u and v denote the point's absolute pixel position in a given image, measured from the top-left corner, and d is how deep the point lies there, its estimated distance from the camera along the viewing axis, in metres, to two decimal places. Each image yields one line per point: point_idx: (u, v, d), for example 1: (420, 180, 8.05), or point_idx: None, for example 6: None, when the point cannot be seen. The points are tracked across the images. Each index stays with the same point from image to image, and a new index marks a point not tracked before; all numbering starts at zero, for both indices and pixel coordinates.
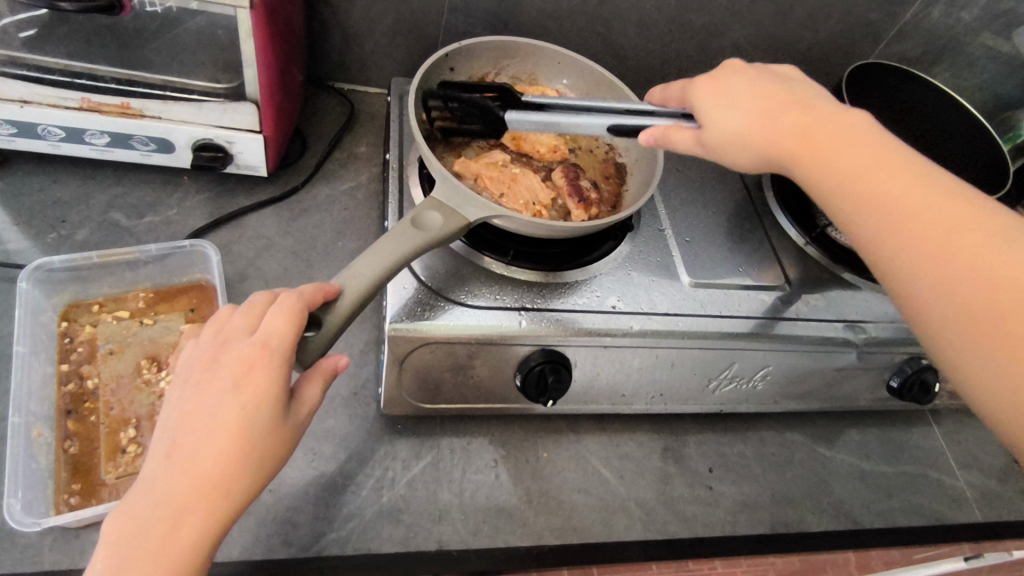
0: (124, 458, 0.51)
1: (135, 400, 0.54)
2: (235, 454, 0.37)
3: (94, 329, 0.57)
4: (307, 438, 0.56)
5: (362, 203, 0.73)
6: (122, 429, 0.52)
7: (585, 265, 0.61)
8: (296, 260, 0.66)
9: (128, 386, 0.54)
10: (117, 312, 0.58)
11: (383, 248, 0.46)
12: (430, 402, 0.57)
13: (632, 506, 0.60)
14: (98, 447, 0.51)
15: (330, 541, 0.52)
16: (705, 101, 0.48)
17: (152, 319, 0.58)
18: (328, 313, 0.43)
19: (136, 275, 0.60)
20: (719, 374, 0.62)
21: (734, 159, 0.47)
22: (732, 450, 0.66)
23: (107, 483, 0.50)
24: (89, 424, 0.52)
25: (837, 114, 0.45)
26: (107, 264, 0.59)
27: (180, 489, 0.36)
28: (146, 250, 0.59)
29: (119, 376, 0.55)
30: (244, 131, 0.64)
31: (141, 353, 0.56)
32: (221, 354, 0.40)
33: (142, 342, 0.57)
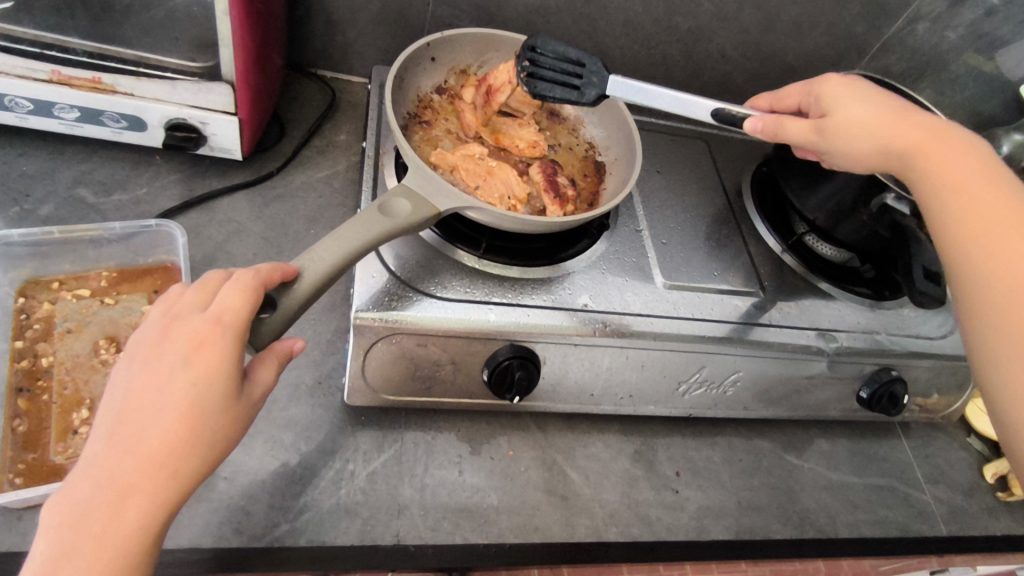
0: (76, 440, 0.49)
1: (91, 382, 0.52)
2: (183, 433, 0.36)
3: (51, 306, 0.55)
4: (267, 426, 0.55)
5: (338, 191, 0.72)
6: (74, 410, 0.51)
7: (559, 262, 0.61)
8: (267, 245, 0.65)
9: (84, 367, 0.53)
10: (77, 290, 0.57)
11: (347, 234, 0.45)
12: (394, 394, 0.56)
13: (596, 508, 0.59)
14: (48, 427, 0.50)
15: (284, 532, 0.51)
16: (838, 94, 0.53)
17: (114, 299, 0.57)
18: (284, 296, 0.43)
19: (99, 253, 0.59)
20: (689, 378, 0.62)
21: (849, 148, 0.51)
22: (700, 455, 0.66)
23: (56, 464, 0.48)
24: (41, 405, 0.50)
25: (961, 135, 0.49)
26: (69, 241, 0.58)
27: (121, 469, 0.35)
28: (110, 228, 0.58)
29: (76, 356, 0.53)
30: (218, 112, 0.63)
31: (101, 334, 0.55)
32: (174, 328, 0.39)
33: (102, 322, 0.55)
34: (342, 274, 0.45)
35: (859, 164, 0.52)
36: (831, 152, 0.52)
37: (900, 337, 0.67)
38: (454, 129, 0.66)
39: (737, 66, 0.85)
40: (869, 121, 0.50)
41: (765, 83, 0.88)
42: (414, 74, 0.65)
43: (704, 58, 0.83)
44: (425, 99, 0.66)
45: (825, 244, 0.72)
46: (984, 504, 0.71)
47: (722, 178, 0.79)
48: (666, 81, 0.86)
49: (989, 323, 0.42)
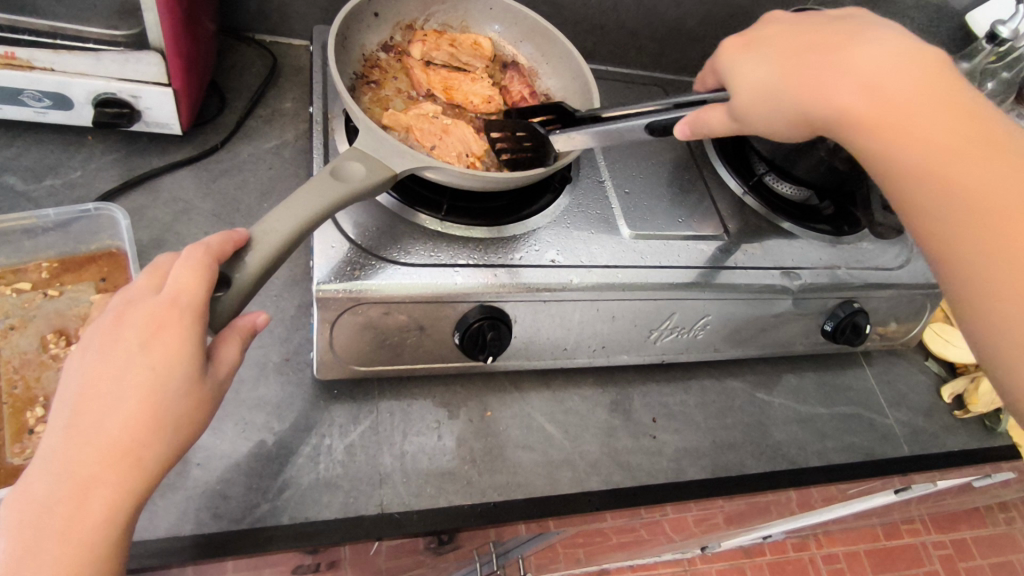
0: (33, 439, 0.47)
1: (43, 379, 0.50)
2: (144, 419, 0.35)
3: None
4: (237, 409, 0.54)
5: (289, 161, 0.69)
6: (28, 409, 0.48)
7: (522, 219, 0.60)
8: (219, 224, 0.62)
9: (34, 364, 0.50)
10: (16, 285, 0.54)
11: (301, 202, 0.43)
12: (366, 364, 0.55)
13: (577, 460, 0.60)
14: (2, 428, 0.47)
15: (265, 512, 0.50)
16: (733, 59, 0.49)
17: (58, 291, 0.54)
18: (235, 275, 0.41)
19: (36, 243, 0.56)
20: (660, 325, 0.62)
21: (767, 119, 0.46)
22: (674, 399, 0.67)
23: (14, 466, 0.46)
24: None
25: (883, 56, 0.42)
26: (1, 232, 0.54)
27: (82, 460, 0.33)
28: (45, 215, 0.54)
29: (24, 354, 0.50)
30: (150, 83, 0.59)
31: (48, 329, 0.52)
32: (128, 314, 0.37)
33: (47, 317, 0.53)
34: (298, 244, 0.43)
35: (784, 134, 0.46)
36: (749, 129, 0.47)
37: (860, 270, 0.68)
38: (404, 88, 0.63)
39: (690, 8, 0.83)
40: (772, 86, 0.45)
41: (719, 24, 0.86)
42: (358, 31, 0.61)
43: (655, 2, 0.81)
44: (372, 57, 0.63)
45: (784, 184, 0.72)
46: (942, 422, 0.74)
47: None
48: (620, 27, 0.84)
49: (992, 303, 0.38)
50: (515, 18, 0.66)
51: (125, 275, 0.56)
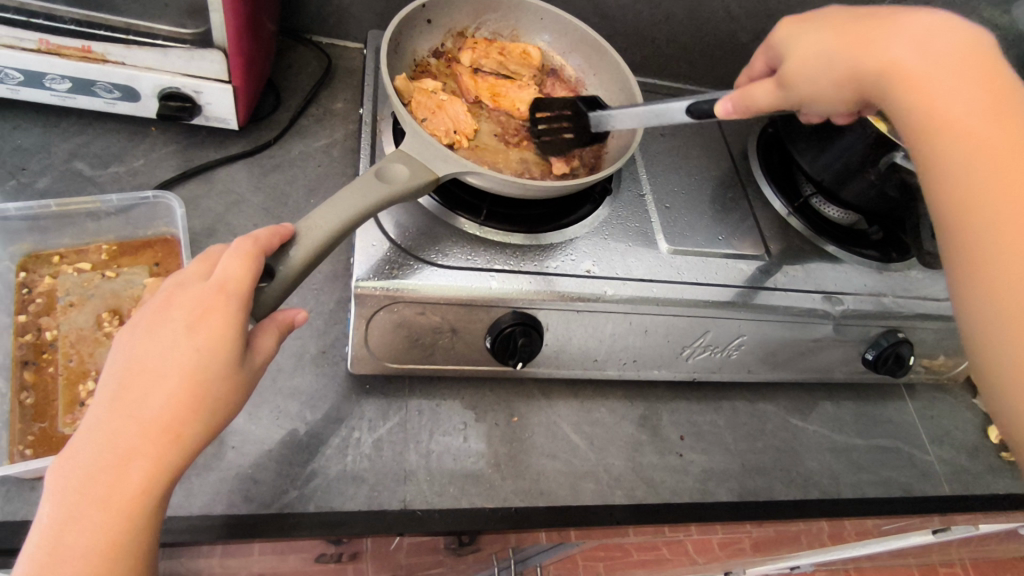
0: (83, 411, 0.50)
1: (95, 356, 0.52)
2: (186, 399, 0.36)
3: (52, 279, 0.56)
4: (273, 396, 0.56)
5: (337, 159, 0.71)
6: (81, 382, 0.51)
7: (561, 228, 0.60)
8: (267, 217, 0.65)
9: (88, 341, 0.53)
10: (78, 264, 0.57)
11: (343, 202, 0.44)
12: (398, 361, 0.56)
13: (601, 472, 0.59)
14: (56, 398, 0.50)
15: (293, 499, 0.51)
16: (785, 34, 0.48)
17: (115, 272, 0.57)
18: (280, 270, 0.42)
19: (98, 227, 0.59)
20: (693, 342, 0.61)
21: (814, 96, 0.46)
22: (704, 419, 0.66)
23: (66, 435, 0.49)
24: (46, 379, 0.51)
25: (947, 22, 0.41)
26: (65, 215, 0.57)
27: (125, 433, 0.35)
28: (107, 199, 0.57)
29: (79, 331, 0.53)
30: (212, 80, 0.62)
31: (102, 309, 0.55)
32: (176, 296, 0.39)
33: (103, 297, 0.55)
34: (337, 243, 0.44)
35: (835, 102, 0.46)
36: (802, 104, 0.47)
37: (908, 298, 0.65)
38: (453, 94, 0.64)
39: (745, 25, 0.83)
40: (825, 54, 0.44)
41: None
42: (411, 37, 0.63)
43: (709, 17, 0.81)
44: (423, 62, 0.64)
45: (832, 207, 0.71)
46: (988, 464, 0.71)
47: (729, 140, 0.77)
48: (672, 42, 0.83)
49: (995, 266, 0.37)
50: (567, 31, 0.67)
51: (176, 262, 0.59)
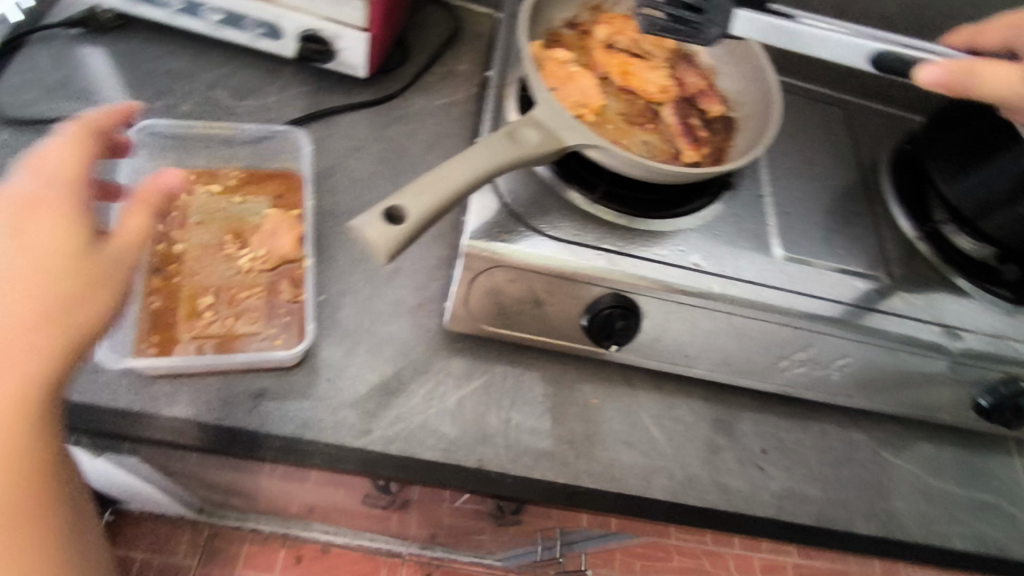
0: (200, 322, 0.54)
1: (216, 273, 0.57)
2: (29, 279, 0.39)
3: (187, 196, 0.60)
4: (370, 338, 0.57)
5: (454, 120, 0.72)
6: (201, 295, 0.55)
7: (674, 218, 0.58)
8: (383, 168, 0.67)
9: (212, 259, 0.57)
10: (210, 186, 0.61)
11: (474, 157, 0.43)
12: (492, 325, 0.57)
13: (675, 469, 0.58)
14: (179, 307, 0.54)
15: (377, 439, 0.53)
16: None
17: (241, 198, 0.61)
18: (396, 222, 0.39)
19: (231, 152, 0.63)
20: (793, 355, 0.59)
21: None
22: (789, 435, 0.63)
23: (183, 340, 0.53)
24: (174, 290, 0.55)
25: None
26: (205, 137, 0.62)
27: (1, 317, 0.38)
28: (242, 128, 0.62)
29: (206, 249, 0.58)
30: (350, 27, 0.63)
31: (228, 231, 0.59)
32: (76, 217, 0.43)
33: (228, 220, 0.60)
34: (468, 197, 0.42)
35: None
36: None
37: None
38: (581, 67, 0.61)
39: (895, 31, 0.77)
40: None
41: None
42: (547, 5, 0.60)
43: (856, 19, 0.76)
44: (554, 33, 0.62)
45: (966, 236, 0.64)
46: None
47: (859, 150, 0.73)
48: None
49: None
50: None
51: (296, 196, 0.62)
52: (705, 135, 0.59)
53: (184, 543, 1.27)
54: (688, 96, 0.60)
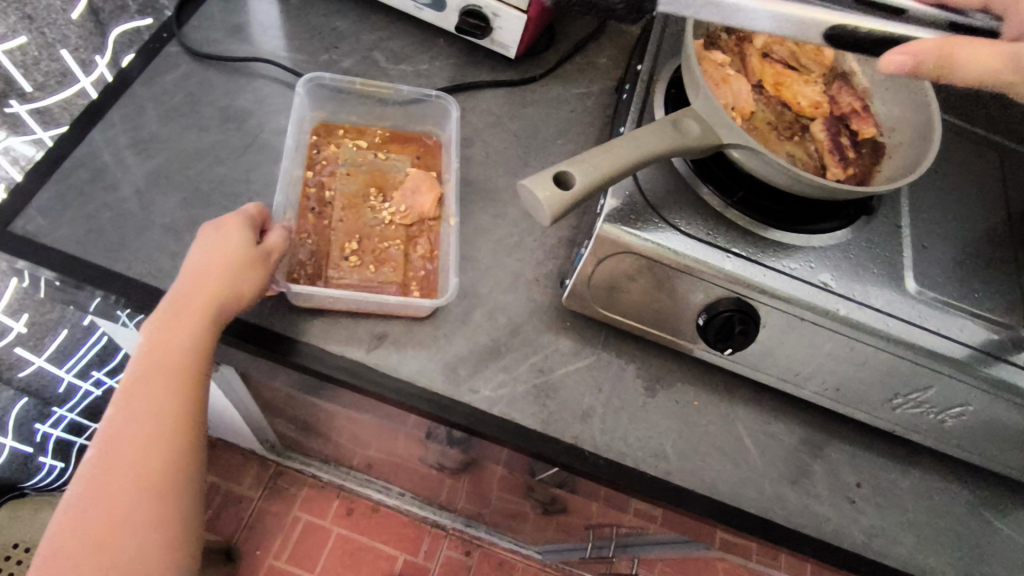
0: (344, 264, 0.58)
1: (360, 220, 0.61)
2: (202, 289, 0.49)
3: (337, 148, 0.64)
4: (486, 303, 0.60)
5: (589, 109, 0.73)
6: (346, 240, 0.59)
7: (806, 235, 0.57)
8: (516, 145, 0.69)
9: (358, 207, 0.61)
10: (358, 142, 0.65)
11: (644, 136, 0.44)
12: (607, 308, 0.59)
13: (765, 484, 0.58)
14: (324, 249, 0.58)
15: (481, 398, 0.55)
16: None
17: (386, 155, 0.65)
18: (568, 186, 0.41)
19: (383, 113, 0.68)
20: (908, 393, 0.57)
21: None
22: (888, 475, 0.61)
23: (327, 280, 0.57)
24: (321, 228, 0.60)
25: None
26: (364, 95, 0.66)
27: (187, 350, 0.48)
28: (401, 91, 0.66)
29: (354, 200, 0.62)
30: (512, 7, 0.66)
31: (373, 184, 0.63)
32: (230, 229, 0.52)
33: (372, 175, 0.63)
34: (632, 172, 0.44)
35: None
36: None
37: None
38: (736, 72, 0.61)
39: None
40: None
41: None
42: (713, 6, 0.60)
43: None
44: (713, 34, 0.61)
45: None
46: None
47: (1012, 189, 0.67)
48: None
49: None
50: None
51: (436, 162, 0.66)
52: (852, 157, 0.58)
53: (250, 476, 1.34)
54: (840, 115, 0.60)
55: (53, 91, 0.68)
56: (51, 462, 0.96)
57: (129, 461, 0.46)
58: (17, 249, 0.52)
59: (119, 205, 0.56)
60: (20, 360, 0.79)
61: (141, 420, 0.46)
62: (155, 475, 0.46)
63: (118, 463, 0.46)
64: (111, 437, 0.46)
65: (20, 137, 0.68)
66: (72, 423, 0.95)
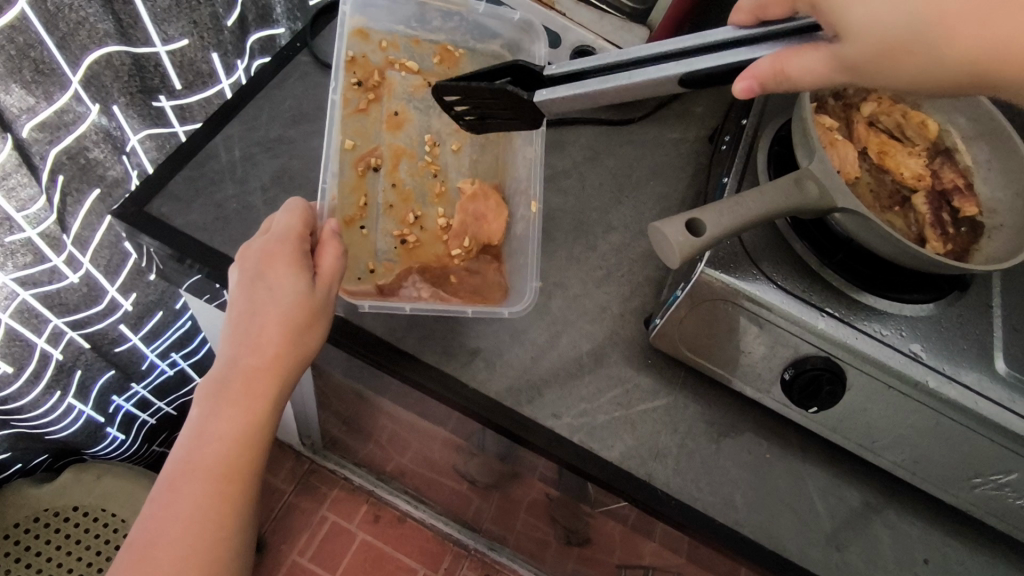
0: (397, 240, 0.65)
1: (414, 174, 0.69)
2: (265, 331, 0.50)
3: (386, 76, 0.71)
4: (572, 331, 0.62)
5: (683, 154, 0.75)
6: (398, 210, 0.67)
7: (899, 302, 0.57)
8: (611, 181, 0.72)
9: (409, 156, 0.69)
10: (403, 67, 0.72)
11: (770, 194, 0.49)
12: (692, 351, 0.60)
13: (832, 547, 0.57)
14: (375, 221, 0.65)
15: (561, 424, 0.57)
16: None
17: (434, 87, 0.72)
18: (698, 234, 0.47)
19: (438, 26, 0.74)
20: (988, 474, 0.56)
21: None
22: (958, 555, 0.60)
23: (380, 255, 0.64)
24: (370, 187, 0.67)
25: None
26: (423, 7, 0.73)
27: (248, 391, 0.50)
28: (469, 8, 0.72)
29: (398, 132, 0.70)
30: (624, 52, 0.70)
31: (423, 129, 0.71)
32: (281, 270, 0.51)
33: (424, 117, 0.71)
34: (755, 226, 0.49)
35: None
36: None
37: None
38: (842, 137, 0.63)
39: None
40: None
41: None
42: None
43: None
44: (822, 99, 0.63)
45: None
46: None
47: None
48: None
49: None
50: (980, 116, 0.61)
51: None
52: (951, 232, 0.59)
53: (286, 469, 1.36)
54: (942, 190, 0.61)
55: (197, 89, 0.78)
56: (115, 431, 1.05)
57: (199, 486, 0.51)
58: (151, 228, 0.57)
59: (243, 198, 0.61)
60: (122, 336, 0.91)
61: (205, 462, 0.50)
62: (212, 509, 0.51)
63: (189, 485, 0.51)
64: (177, 474, 0.51)
65: (160, 128, 0.79)
66: (143, 397, 1.05)
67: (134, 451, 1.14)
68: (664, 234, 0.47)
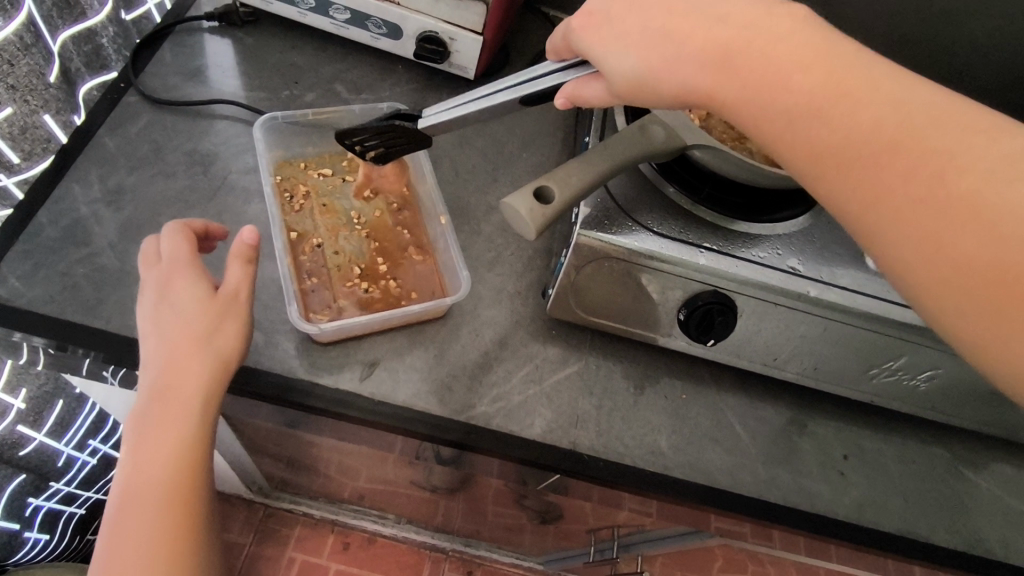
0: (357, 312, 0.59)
1: (354, 245, 0.63)
2: (181, 334, 0.49)
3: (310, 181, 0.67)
4: (472, 320, 0.61)
5: (549, 123, 0.76)
6: (348, 281, 0.61)
7: (771, 223, 0.59)
8: (484, 162, 0.72)
9: (345, 232, 0.64)
10: (322, 170, 0.68)
11: (618, 146, 0.50)
12: (591, 313, 0.61)
13: (758, 467, 0.60)
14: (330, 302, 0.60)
15: (477, 414, 0.56)
16: None
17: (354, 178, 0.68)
18: (548, 201, 0.47)
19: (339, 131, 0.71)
20: (882, 364, 0.59)
21: None
22: (871, 443, 0.64)
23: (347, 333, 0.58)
24: (315, 274, 0.61)
25: None
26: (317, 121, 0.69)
27: (171, 394, 0.48)
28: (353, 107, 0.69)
29: (332, 219, 0.65)
30: (467, 31, 0.69)
31: (353, 207, 0.66)
32: (183, 279, 0.51)
33: (350, 201, 0.66)
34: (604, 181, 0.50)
35: None
36: None
37: None
38: None
39: None
40: None
41: None
42: None
43: None
44: None
45: None
46: None
47: None
48: None
49: None
50: None
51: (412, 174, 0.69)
52: None
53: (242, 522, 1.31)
54: None
55: (38, 159, 0.71)
56: (36, 534, 0.97)
57: (141, 493, 0.48)
58: None
59: (92, 259, 0.56)
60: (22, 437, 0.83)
61: (144, 468, 0.48)
62: (160, 513, 0.48)
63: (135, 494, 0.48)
64: (121, 495, 0.48)
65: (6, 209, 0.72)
66: (64, 492, 0.98)
67: (65, 547, 1.06)
68: (517, 209, 0.46)
